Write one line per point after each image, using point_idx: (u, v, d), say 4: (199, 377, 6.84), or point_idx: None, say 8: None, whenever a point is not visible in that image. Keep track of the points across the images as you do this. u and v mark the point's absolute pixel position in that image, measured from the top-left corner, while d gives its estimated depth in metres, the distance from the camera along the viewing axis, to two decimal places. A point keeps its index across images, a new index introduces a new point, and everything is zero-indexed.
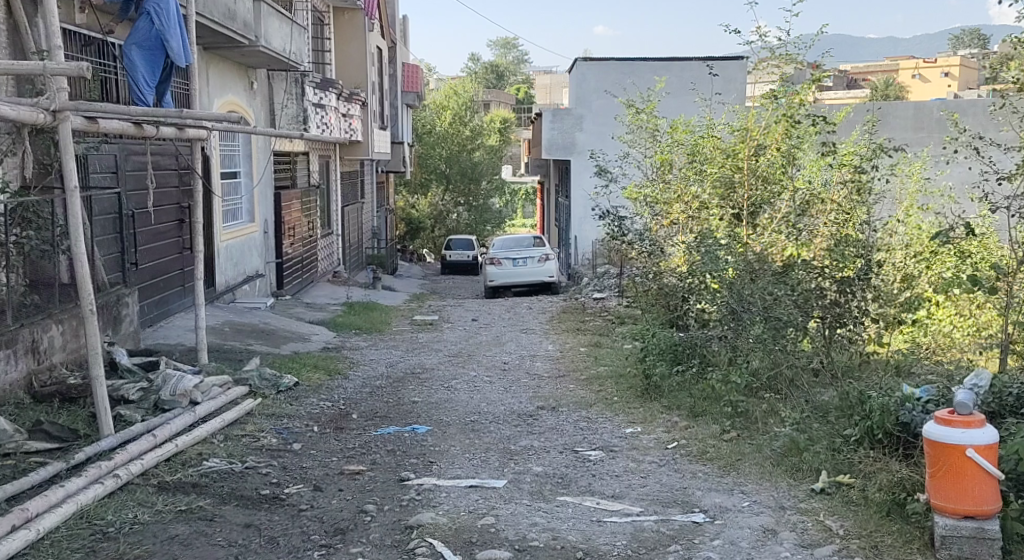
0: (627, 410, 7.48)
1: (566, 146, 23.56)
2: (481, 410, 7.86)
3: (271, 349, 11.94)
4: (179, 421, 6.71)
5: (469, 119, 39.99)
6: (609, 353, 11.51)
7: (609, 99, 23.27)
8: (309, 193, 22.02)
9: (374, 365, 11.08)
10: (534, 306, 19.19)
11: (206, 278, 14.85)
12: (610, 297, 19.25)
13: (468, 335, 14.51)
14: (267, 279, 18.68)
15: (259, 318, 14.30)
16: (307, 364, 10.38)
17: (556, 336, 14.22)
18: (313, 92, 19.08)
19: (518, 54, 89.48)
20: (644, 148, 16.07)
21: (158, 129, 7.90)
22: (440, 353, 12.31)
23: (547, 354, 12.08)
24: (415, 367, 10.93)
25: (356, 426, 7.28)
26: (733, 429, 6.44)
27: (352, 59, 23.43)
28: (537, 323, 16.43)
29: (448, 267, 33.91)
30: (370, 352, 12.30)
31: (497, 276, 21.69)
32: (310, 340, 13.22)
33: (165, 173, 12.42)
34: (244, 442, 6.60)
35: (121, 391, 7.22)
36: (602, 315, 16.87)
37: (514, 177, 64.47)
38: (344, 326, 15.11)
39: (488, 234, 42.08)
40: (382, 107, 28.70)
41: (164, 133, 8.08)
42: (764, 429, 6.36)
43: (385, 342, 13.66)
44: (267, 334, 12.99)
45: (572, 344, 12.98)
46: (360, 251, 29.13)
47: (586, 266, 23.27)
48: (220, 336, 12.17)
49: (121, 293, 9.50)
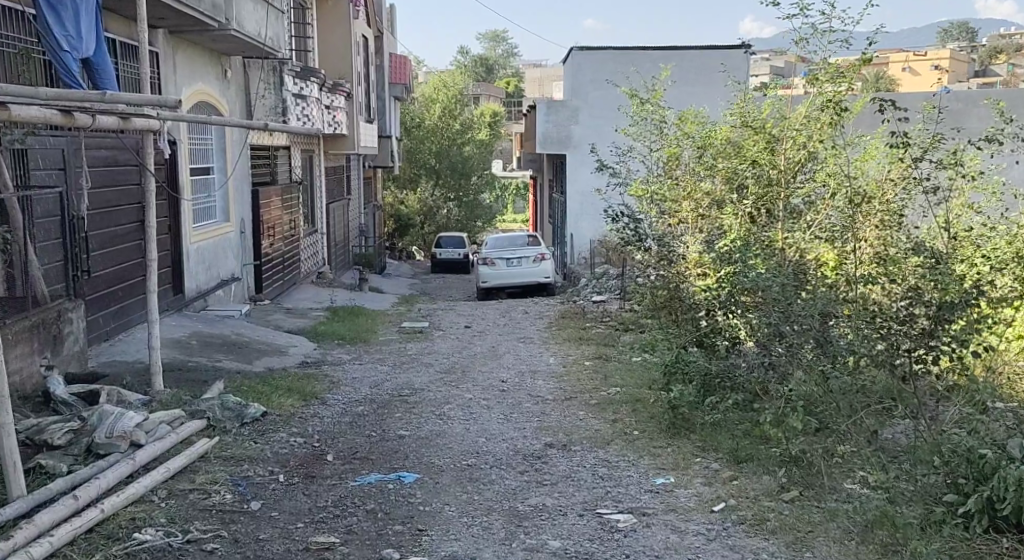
0: (654, 450, 6.33)
1: (562, 140, 22.46)
2: (481, 449, 6.68)
3: (245, 367, 10.75)
4: (113, 473, 5.56)
5: (459, 112, 38.82)
6: (623, 372, 10.32)
7: (606, 90, 22.10)
8: (291, 189, 20.77)
9: (357, 385, 9.89)
10: (531, 310, 18.00)
11: (173, 285, 13.65)
12: (611, 300, 18.06)
13: (461, 346, 13.32)
14: (245, 283, 17.47)
15: (232, 328, 13.10)
16: (280, 386, 9.21)
17: (557, 346, 13.06)
18: (293, 82, 17.86)
19: (507, 47, 88.22)
20: (650, 141, 14.88)
21: (94, 118, 6.68)
22: (431, 368, 11.13)
23: (549, 368, 10.92)
24: (403, 387, 9.75)
25: (330, 475, 6.11)
26: (793, 486, 5.49)
27: (335, 47, 22.25)
28: (535, 330, 15.25)
29: (438, 265, 32.71)
30: (353, 369, 11.12)
31: (491, 277, 20.48)
32: (287, 354, 12.03)
33: (123, 171, 11.21)
34: (190, 501, 5.46)
35: (45, 434, 6.09)
36: (603, 320, 15.69)
37: (504, 171, 63.33)
38: (325, 336, 13.90)
39: (480, 230, 40.85)
40: (368, 98, 27.41)
41: (100, 123, 6.84)
42: (832, 486, 5.42)
43: (370, 355, 12.47)
44: (240, 349, 11.79)
45: (578, 357, 11.82)
46: (347, 250, 27.91)
47: (584, 265, 22.06)
48: (187, 353, 10.97)
49: (63, 307, 8.33)
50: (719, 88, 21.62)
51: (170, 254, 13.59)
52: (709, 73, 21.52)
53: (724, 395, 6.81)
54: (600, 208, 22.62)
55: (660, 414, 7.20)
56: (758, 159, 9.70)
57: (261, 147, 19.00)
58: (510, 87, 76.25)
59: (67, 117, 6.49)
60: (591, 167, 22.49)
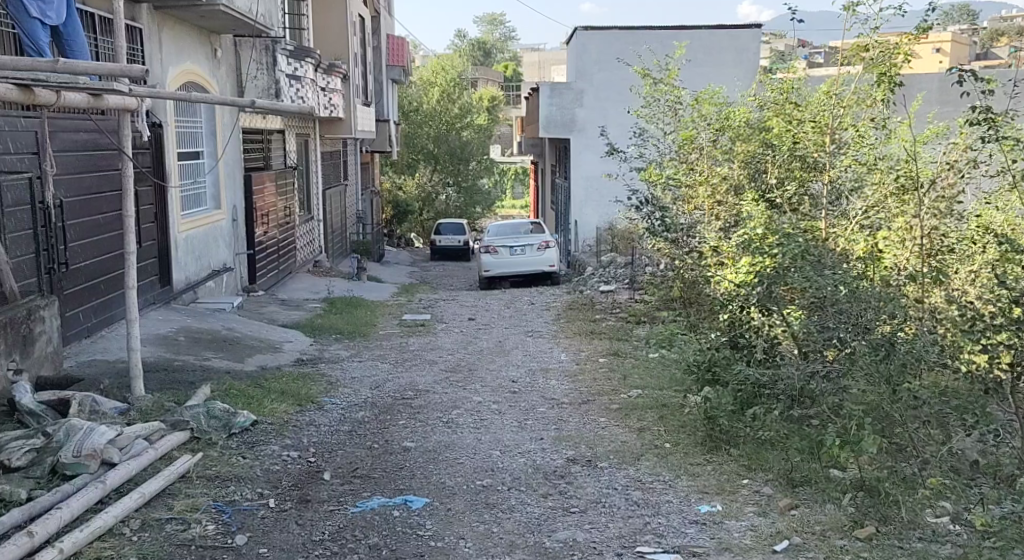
0: (694, 471, 5.69)
1: (566, 123, 21.72)
2: (495, 466, 5.99)
3: (236, 366, 10.05)
4: (78, 501, 4.91)
5: (457, 96, 38.05)
6: (643, 371, 9.57)
7: (612, 72, 21.38)
8: (286, 174, 20.03)
9: (356, 386, 9.18)
10: (536, 301, 17.29)
11: (161, 277, 12.96)
12: (620, 290, 17.32)
13: (466, 341, 12.62)
14: (238, 273, 16.73)
15: (224, 323, 12.38)
16: (273, 389, 8.51)
17: (566, 340, 12.38)
18: (287, 62, 17.13)
19: (505, 31, 87.27)
20: (663, 123, 14.19)
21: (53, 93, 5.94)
22: (434, 367, 10.43)
23: (560, 366, 10.24)
24: (406, 388, 9.08)
25: (327, 498, 5.41)
26: (866, 521, 5.00)
27: (332, 28, 21.53)
28: (542, 322, 14.57)
29: (437, 252, 31.98)
30: (351, 368, 10.41)
31: (493, 266, 19.73)
32: (282, 351, 11.33)
33: (105, 156, 10.48)
34: (165, 535, 4.82)
35: (3, 454, 5.39)
36: (613, 312, 15.00)
37: (504, 156, 62.60)
38: (322, 330, 13.18)
39: (479, 216, 40.05)
40: (365, 81, 26.68)
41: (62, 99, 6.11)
42: (913, 522, 4.94)
43: (370, 351, 11.76)
44: (231, 346, 11.09)
45: (590, 353, 11.14)
46: (344, 237, 27.16)
47: (589, 254, 21.36)
48: (173, 352, 10.29)
49: (34, 305, 7.65)
50: (730, 68, 20.89)
51: (157, 243, 12.87)
52: (719, 53, 20.79)
53: (766, 404, 6.24)
54: (604, 194, 21.87)
55: (690, 421, 6.59)
56: (783, 144, 9.16)
57: (255, 131, 18.27)
58: (508, 71, 75.52)
59: (21, 92, 5.76)
60: (595, 151, 21.75)
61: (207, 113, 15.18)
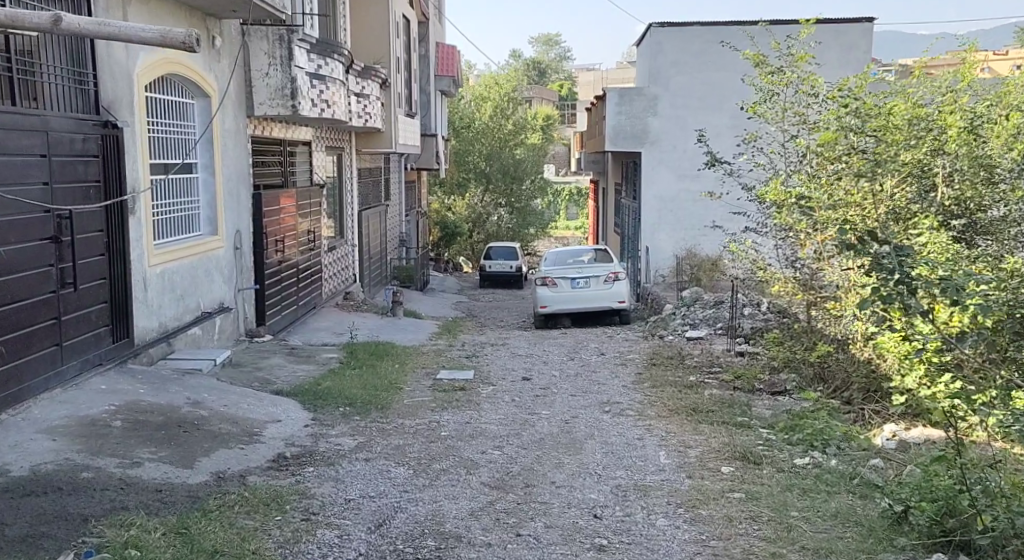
0: None
1: (637, 135, 18.29)
2: None
3: (174, 478, 6.63)
4: None
5: (512, 111, 35.12)
6: (803, 503, 6.04)
7: (692, 74, 18.02)
8: (312, 192, 16.82)
9: (345, 527, 5.76)
10: (605, 351, 13.75)
11: (124, 328, 9.75)
12: (713, 338, 13.71)
13: (518, 421, 9.13)
14: (242, 313, 13.49)
15: (191, 394, 8.99)
16: (200, 543, 5.27)
17: (658, 422, 8.86)
18: (307, 58, 13.93)
19: (563, 51, 84.42)
20: (787, 124, 10.70)
21: None
22: (474, 478, 6.95)
23: (657, 480, 6.82)
24: (422, 529, 5.73)
25: None
26: None
27: (372, 27, 18.51)
28: (621, 384, 11.01)
29: (487, 279, 28.61)
30: (348, 477, 6.95)
31: (551, 301, 16.20)
32: (259, 441, 7.92)
33: None
34: None
35: None
36: (714, 370, 11.43)
37: (559, 177, 59.37)
38: (326, 400, 9.75)
39: (534, 239, 36.64)
40: (410, 90, 23.55)
41: None
42: None
43: (387, 439, 8.33)
44: (181, 434, 7.68)
45: (704, 454, 7.50)
46: (382, 263, 23.78)
47: (665, 288, 17.81)
48: (88, 451, 6.93)
49: None
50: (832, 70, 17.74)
51: (113, 281, 9.56)
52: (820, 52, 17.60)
53: None
54: (682, 217, 18.37)
55: None
56: None
57: (270, 139, 15.03)
58: (563, 89, 72.66)
59: None
60: (672, 167, 18.27)
61: (203, 116, 12.20)
